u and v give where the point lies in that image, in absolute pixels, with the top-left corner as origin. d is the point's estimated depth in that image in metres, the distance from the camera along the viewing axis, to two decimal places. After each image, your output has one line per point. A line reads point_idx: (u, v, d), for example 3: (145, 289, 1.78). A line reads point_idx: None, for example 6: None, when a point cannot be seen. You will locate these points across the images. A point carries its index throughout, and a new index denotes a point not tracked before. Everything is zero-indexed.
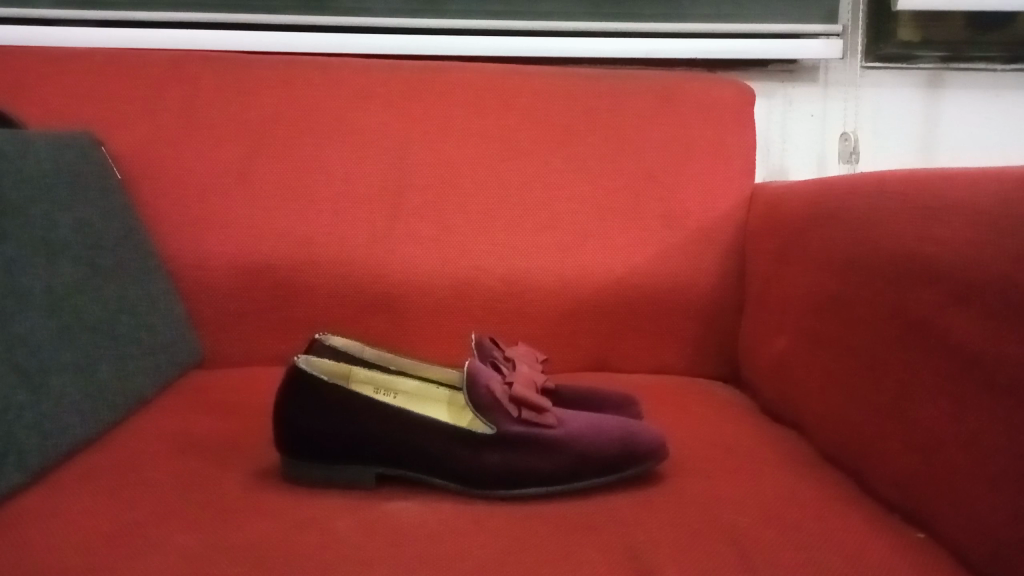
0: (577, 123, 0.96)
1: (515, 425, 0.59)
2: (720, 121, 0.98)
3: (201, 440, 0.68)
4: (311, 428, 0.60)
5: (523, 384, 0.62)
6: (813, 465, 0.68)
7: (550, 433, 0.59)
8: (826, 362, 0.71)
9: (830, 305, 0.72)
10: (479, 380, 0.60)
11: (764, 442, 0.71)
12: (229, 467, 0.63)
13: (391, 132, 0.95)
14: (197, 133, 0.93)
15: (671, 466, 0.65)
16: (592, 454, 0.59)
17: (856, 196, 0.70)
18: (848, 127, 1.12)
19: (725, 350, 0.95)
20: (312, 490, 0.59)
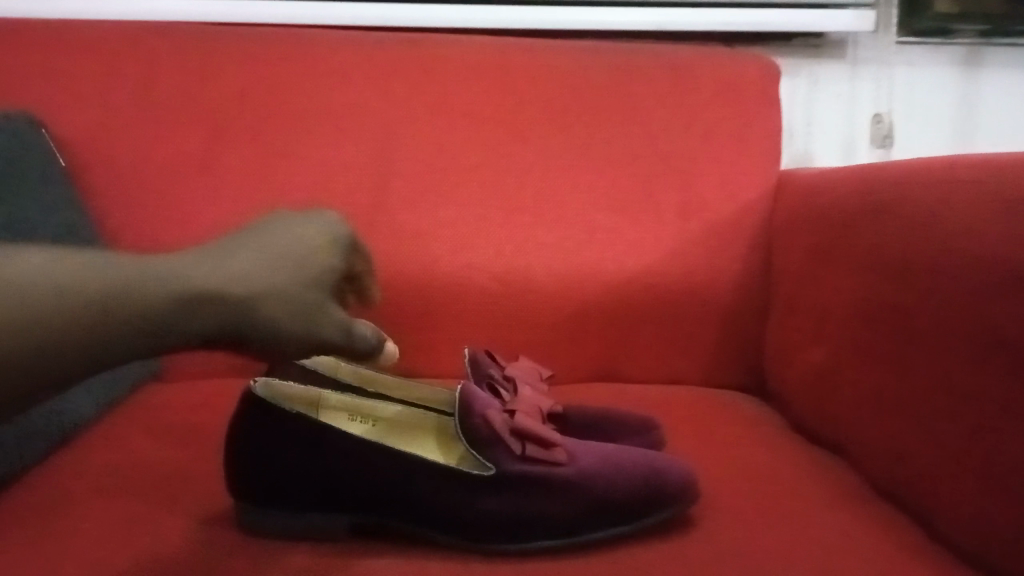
0: (583, 102, 0.86)
1: (519, 459, 0.49)
2: (743, 100, 0.87)
3: (146, 474, 0.58)
4: (271, 463, 0.51)
5: (527, 411, 0.52)
6: (865, 502, 0.58)
7: (561, 469, 0.49)
8: (875, 380, 0.61)
9: (881, 314, 0.62)
10: (475, 410, 0.50)
11: (803, 473, 0.61)
12: (175, 510, 0.53)
13: (374, 112, 0.84)
14: (153, 113, 0.82)
15: (702, 506, 0.55)
16: (611, 496, 0.49)
17: (914, 189, 0.61)
18: (879, 110, 1.02)
19: (749, 357, 0.85)
20: (274, 544, 0.49)
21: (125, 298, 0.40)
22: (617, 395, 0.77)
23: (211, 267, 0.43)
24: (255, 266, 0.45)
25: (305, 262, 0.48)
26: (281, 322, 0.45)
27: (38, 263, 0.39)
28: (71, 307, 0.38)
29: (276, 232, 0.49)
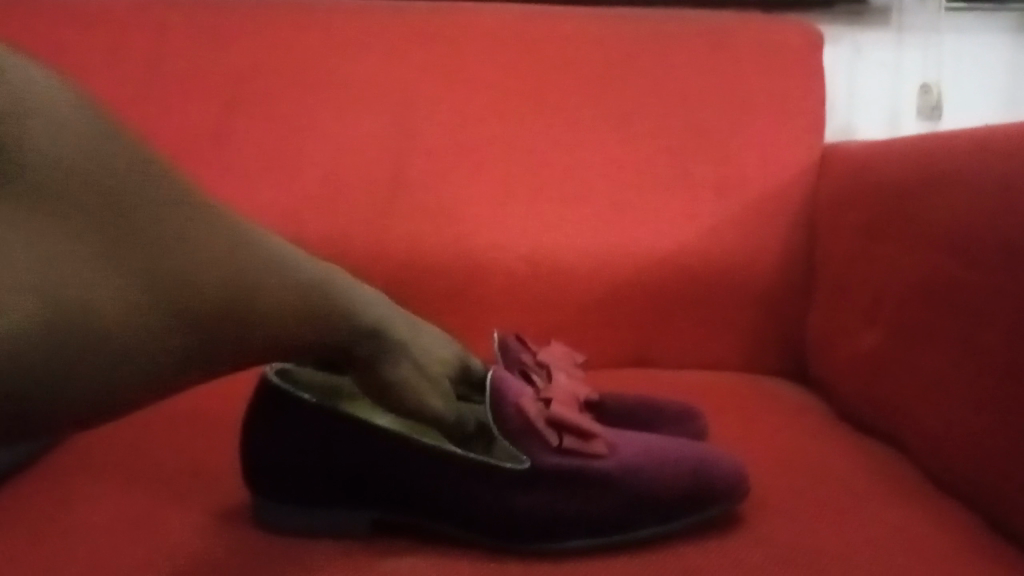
0: (614, 73, 0.81)
1: (554, 450, 0.46)
2: (784, 69, 0.82)
3: (158, 463, 0.55)
4: (288, 454, 0.47)
5: (563, 400, 0.49)
6: (928, 495, 0.54)
7: (600, 462, 0.46)
8: (935, 367, 0.57)
9: (945, 296, 0.58)
10: (507, 398, 0.47)
11: (858, 466, 0.57)
12: (189, 503, 0.50)
13: (396, 85, 0.80)
14: (165, 86, 0.78)
15: (753, 504, 0.51)
16: (656, 491, 0.46)
17: (985, 161, 0.56)
18: (928, 80, 0.96)
19: (791, 342, 0.80)
20: (293, 541, 0.46)
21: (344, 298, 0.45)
22: (653, 381, 0.73)
23: (390, 308, 0.49)
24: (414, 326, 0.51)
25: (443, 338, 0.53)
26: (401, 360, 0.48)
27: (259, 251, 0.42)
28: (285, 289, 0.42)
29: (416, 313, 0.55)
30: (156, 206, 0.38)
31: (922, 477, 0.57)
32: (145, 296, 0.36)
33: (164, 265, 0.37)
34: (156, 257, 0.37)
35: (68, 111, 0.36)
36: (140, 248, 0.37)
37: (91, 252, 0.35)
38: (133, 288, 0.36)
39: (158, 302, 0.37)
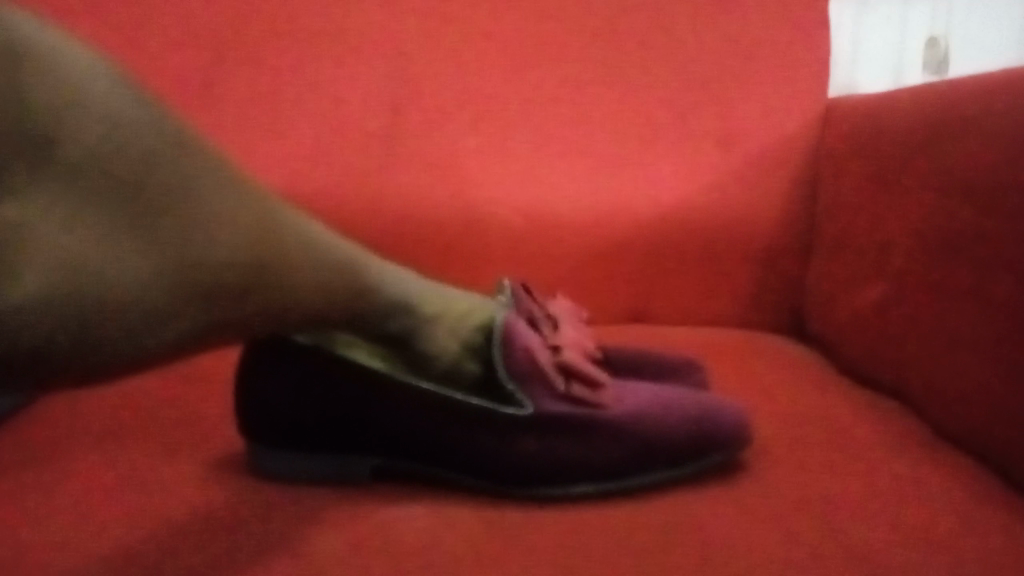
0: (616, 22, 0.79)
1: (560, 393, 0.46)
2: (790, 21, 0.81)
3: (149, 414, 0.54)
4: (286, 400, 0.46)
5: (570, 348, 0.48)
6: (934, 449, 0.53)
7: (606, 408, 0.46)
8: (947, 318, 0.56)
9: (960, 246, 0.57)
10: (514, 343, 0.47)
11: (864, 421, 0.56)
12: (184, 453, 0.49)
13: (392, 32, 0.77)
14: (151, 31, 0.76)
15: (759, 454, 0.50)
16: (659, 438, 0.45)
17: (1001, 105, 0.54)
18: (934, 33, 0.95)
19: (791, 299, 0.80)
20: (292, 489, 0.45)
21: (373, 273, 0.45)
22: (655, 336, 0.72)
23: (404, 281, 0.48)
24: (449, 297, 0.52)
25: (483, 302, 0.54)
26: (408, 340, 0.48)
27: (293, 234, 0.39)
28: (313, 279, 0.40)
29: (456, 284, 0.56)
30: (202, 183, 0.34)
31: (928, 431, 0.56)
32: (182, 282, 0.33)
33: (207, 252, 0.34)
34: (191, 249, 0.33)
35: (110, 80, 0.30)
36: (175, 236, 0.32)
37: (127, 237, 0.31)
38: (170, 284, 0.32)
39: (195, 298, 0.33)
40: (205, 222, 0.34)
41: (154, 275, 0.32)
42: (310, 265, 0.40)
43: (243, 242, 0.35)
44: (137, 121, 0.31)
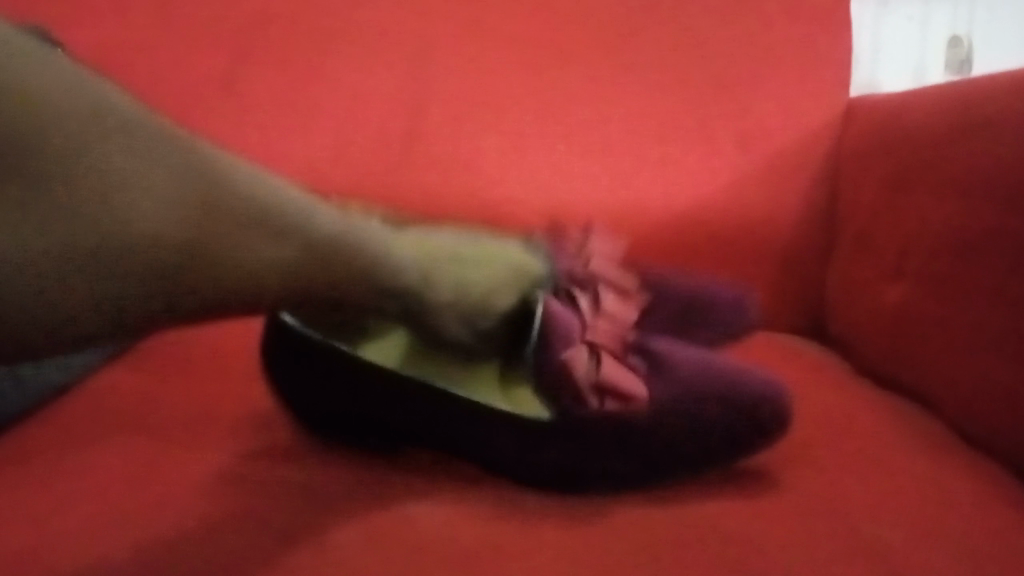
0: (635, 22, 0.79)
1: (593, 401, 0.47)
2: (811, 21, 0.80)
3: (169, 404, 0.55)
4: (316, 376, 0.51)
5: (610, 352, 0.49)
6: (956, 451, 0.52)
7: (637, 410, 0.47)
8: (968, 316, 0.56)
9: (980, 243, 0.56)
10: (553, 356, 0.49)
11: (883, 421, 0.56)
12: (202, 442, 0.50)
13: (412, 33, 0.78)
14: (171, 29, 0.76)
15: (774, 450, 0.50)
16: (690, 415, 0.48)
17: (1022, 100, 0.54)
18: (958, 32, 0.94)
19: (811, 300, 0.79)
20: (310, 477, 0.46)
21: (369, 253, 0.42)
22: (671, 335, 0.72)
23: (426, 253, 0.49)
24: (479, 274, 0.53)
25: (514, 279, 0.55)
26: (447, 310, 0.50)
27: (272, 197, 0.38)
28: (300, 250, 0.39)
29: (491, 243, 0.57)
30: (154, 158, 0.33)
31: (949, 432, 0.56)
32: (124, 261, 0.32)
33: (155, 229, 0.33)
34: (142, 223, 0.33)
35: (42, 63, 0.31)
36: (124, 212, 0.32)
37: (70, 220, 0.31)
38: (125, 263, 0.32)
39: (150, 279, 0.33)
40: (160, 199, 0.33)
41: (72, 245, 0.31)
42: (267, 245, 0.37)
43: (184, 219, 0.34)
44: (62, 93, 0.31)
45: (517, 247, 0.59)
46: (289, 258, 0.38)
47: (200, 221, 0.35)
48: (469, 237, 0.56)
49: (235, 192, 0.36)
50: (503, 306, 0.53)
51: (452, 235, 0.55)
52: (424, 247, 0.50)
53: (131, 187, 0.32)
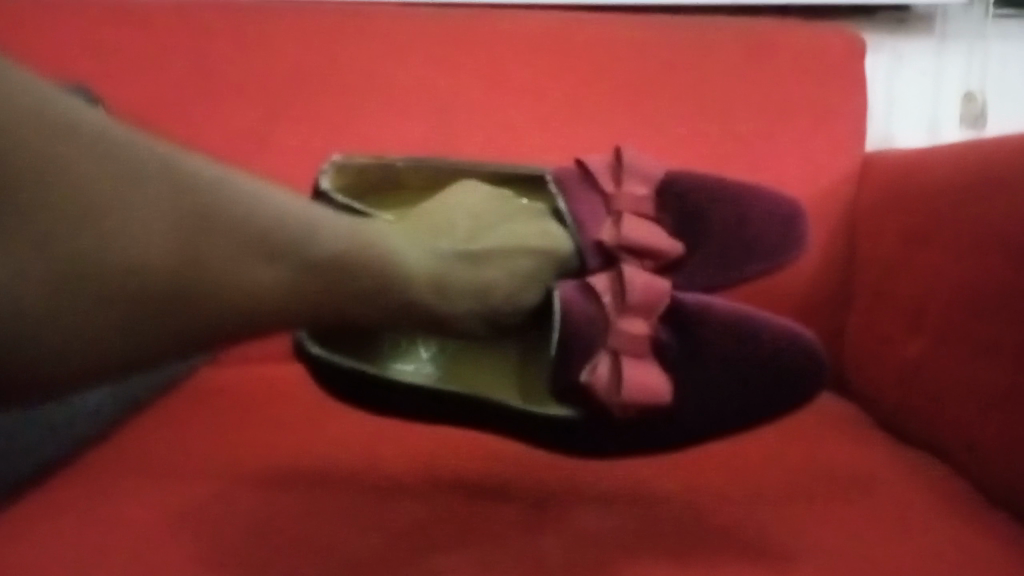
0: (653, 81, 0.81)
1: (618, 410, 0.55)
2: (826, 78, 0.82)
3: (231, 461, 0.62)
4: (345, 382, 0.57)
5: (631, 360, 0.56)
6: (982, 515, 0.56)
7: (660, 407, 0.55)
8: (988, 376, 0.59)
9: (999, 303, 0.59)
10: (580, 379, 0.56)
11: (908, 488, 0.59)
12: (264, 498, 0.57)
13: (440, 92, 0.80)
14: (206, 88, 0.79)
15: (776, 506, 0.56)
16: (730, 376, 0.57)
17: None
18: (970, 88, 0.96)
19: (834, 356, 0.78)
20: (360, 534, 0.53)
21: (368, 279, 0.50)
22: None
23: (424, 258, 0.55)
24: (490, 273, 0.59)
25: (539, 277, 0.61)
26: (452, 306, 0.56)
27: (256, 217, 0.46)
28: (287, 260, 0.47)
29: (526, 230, 0.63)
30: (146, 199, 0.42)
31: (972, 492, 0.59)
32: (136, 290, 0.42)
33: (158, 260, 0.42)
34: (146, 255, 0.42)
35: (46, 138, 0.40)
36: (130, 247, 0.41)
37: (88, 261, 0.40)
38: (139, 290, 0.42)
39: (161, 300, 0.43)
40: (156, 232, 0.42)
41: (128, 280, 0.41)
42: (252, 261, 0.45)
43: (208, 255, 0.44)
44: (64, 160, 0.40)
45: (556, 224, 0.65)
46: (294, 283, 0.47)
47: (224, 257, 0.44)
48: (505, 227, 0.63)
49: (223, 219, 0.45)
50: (523, 305, 0.60)
51: (492, 226, 0.62)
52: (452, 261, 0.57)
53: (148, 226, 0.42)
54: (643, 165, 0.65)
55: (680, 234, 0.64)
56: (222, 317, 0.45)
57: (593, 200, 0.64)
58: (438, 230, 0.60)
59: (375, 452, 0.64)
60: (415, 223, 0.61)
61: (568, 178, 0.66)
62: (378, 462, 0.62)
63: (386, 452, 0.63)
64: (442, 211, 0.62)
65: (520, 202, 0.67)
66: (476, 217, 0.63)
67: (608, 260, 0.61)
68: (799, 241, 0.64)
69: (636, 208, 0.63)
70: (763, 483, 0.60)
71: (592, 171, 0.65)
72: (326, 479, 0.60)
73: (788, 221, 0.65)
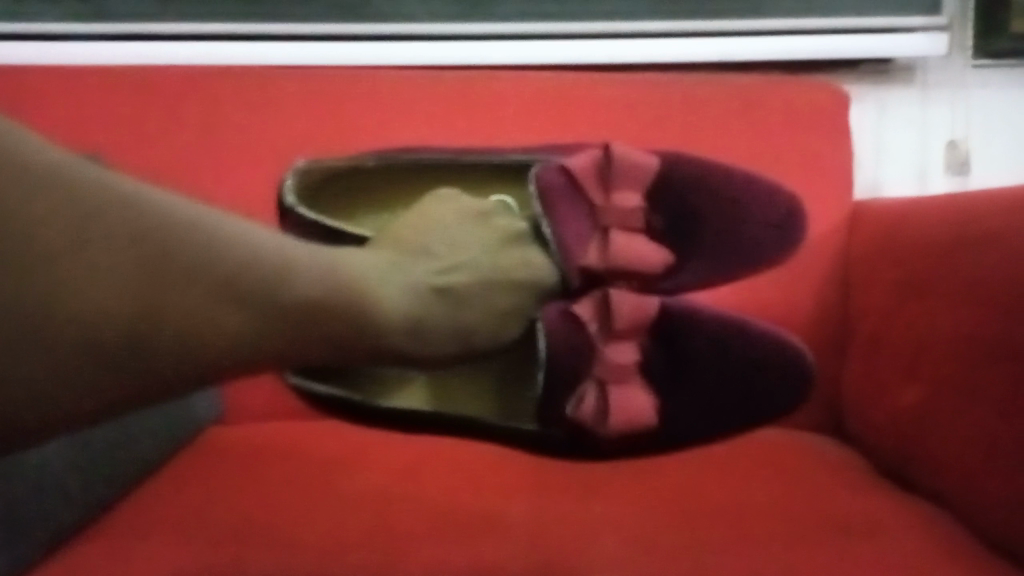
0: (647, 137, 0.84)
1: (607, 435, 0.73)
2: (816, 130, 0.84)
3: (248, 532, 0.63)
4: (345, 403, 0.76)
5: (616, 382, 0.74)
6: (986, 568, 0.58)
7: (647, 426, 0.74)
8: (987, 426, 0.61)
9: (997, 356, 0.61)
10: (580, 409, 0.74)
11: (911, 540, 0.62)
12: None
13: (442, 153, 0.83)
14: (215, 156, 0.81)
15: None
16: (714, 380, 0.76)
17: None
18: (955, 135, 0.99)
19: (829, 400, 0.81)
20: None
21: (330, 325, 0.58)
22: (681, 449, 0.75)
23: (407, 299, 0.65)
24: (468, 311, 0.70)
25: (509, 308, 0.73)
26: (423, 346, 0.66)
27: (215, 265, 0.52)
28: (245, 305, 0.53)
29: (503, 260, 0.73)
30: (107, 255, 0.49)
31: (974, 539, 0.62)
32: (102, 341, 0.49)
33: (122, 313, 0.49)
34: (110, 309, 0.49)
35: (13, 203, 0.46)
36: (96, 301, 0.48)
37: (57, 314, 0.47)
38: (105, 338, 0.49)
39: (128, 347, 0.50)
40: (115, 286, 0.49)
41: (106, 330, 0.49)
42: (212, 311, 0.52)
43: (177, 308, 0.51)
44: (30, 224, 0.46)
45: (538, 252, 0.76)
46: (257, 330, 0.54)
47: (191, 309, 0.51)
48: (483, 255, 0.72)
49: (186, 272, 0.51)
50: (491, 332, 0.71)
51: (471, 253, 0.72)
52: (427, 292, 0.68)
53: (108, 281, 0.49)
54: (628, 173, 0.76)
55: (671, 230, 0.78)
56: (185, 361, 0.52)
57: (581, 214, 0.75)
58: (418, 256, 0.70)
59: (385, 510, 0.65)
60: (400, 246, 0.70)
61: (555, 187, 0.75)
62: (392, 517, 0.64)
63: (400, 506, 0.65)
64: (424, 231, 0.72)
65: (499, 221, 0.76)
66: (457, 243, 0.72)
67: (592, 281, 0.75)
68: (797, 237, 0.77)
69: (622, 222, 0.75)
70: (769, 533, 0.62)
71: (579, 180, 0.75)
72: (345, 538, 0.62)
73: (784, 219, 0.77)
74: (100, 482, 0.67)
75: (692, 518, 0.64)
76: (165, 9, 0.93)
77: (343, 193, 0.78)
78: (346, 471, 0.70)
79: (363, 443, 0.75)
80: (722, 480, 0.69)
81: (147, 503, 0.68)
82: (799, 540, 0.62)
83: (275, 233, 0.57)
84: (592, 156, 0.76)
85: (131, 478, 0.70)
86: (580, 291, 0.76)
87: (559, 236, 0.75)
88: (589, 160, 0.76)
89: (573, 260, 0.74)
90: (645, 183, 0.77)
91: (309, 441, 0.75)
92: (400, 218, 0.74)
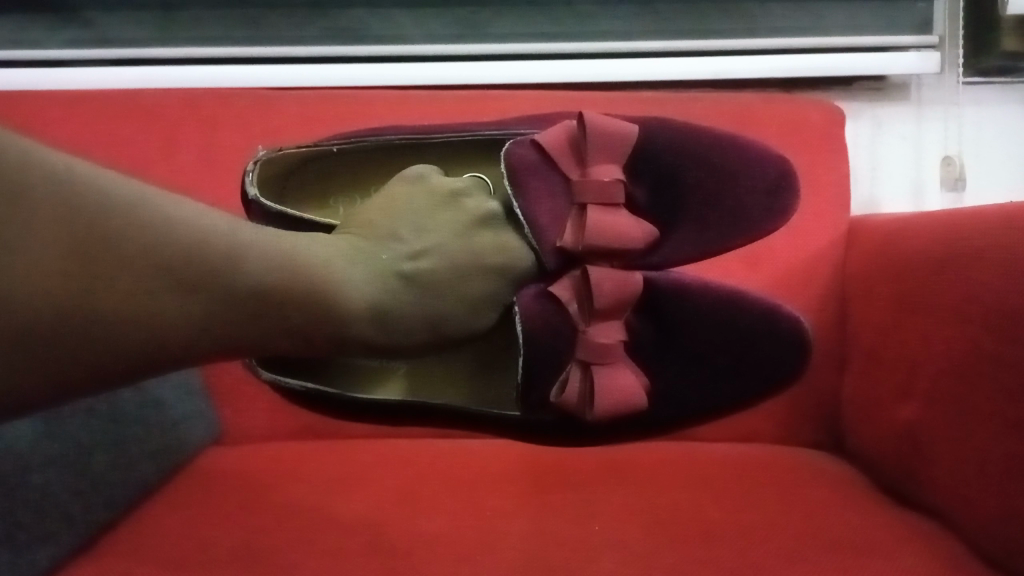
0: None
1: (593, 418, 0.73)
2: (809, 144, 0.84)
3: (245, 556, 0.62)
4: (315, 397, 0.73)
5: (599, 361, 0.72)
6: None
7: (631, 407, 0.73)
8: (975, 439, 0.62)
9: (983, 368, 0.62)
10: (564, 392, 0.73)
11: (912, 559, 0.61)
12: None
13: None
14: (211, 174, 0.81)
15: None
16: (705, 357, 0.77)
17: (1015, 241, 0.60)
18: (949, 151, 1.00)
19: (828, 414, 0.81)
20: None
21: (294, 314, 0.56)
22: (680, 467, 0.74)
23: (379, 290, 0.64)
24: (438, 299, 0.68)
25: (481, 294, 0.70)
26: (392, 338, 0.65)
27: (174, 249, 0.50)
28: (205, 291, 0.51)
29: (475, 245, 0.71)
30: (57, 240, 0.45)
31: (973, 557, 0.62)
32: (48, 329, 0.46)
33: (73, 300, 0.46)
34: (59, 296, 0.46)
35: None
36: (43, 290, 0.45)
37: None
38: (50, 329, 0.46)
39: (77, 337, 0.47)
40: (66, 271, 0.46)
41: (39, 313, 0.45)
42: (168, 296, 0.50)
43: (129, 295, 0.48)
44: None
45: (511, 235, 0.73)
46: (214, 318, 0.52)
47: (137, 294, 0.48)
48: (452, 239, 0.70)
49: (141, 258, 0.48)
50: (464, 319, 0.69)
51: (440, 238, 0.70)
52: (394, 279, 0.66)
53: (56, 269, 0.45)
54: (603, 144, 0.73)
55: (660, 195, 0.76)
56: (128, 350, 0.49)
57: (557, 190, 0.73)
58: (387, 245, 0.68)
59: (386, 530, 0.65)
60: (366, 232, 0.68)
61: (527, 164, 0.73)
62: (391, 537, 0.64)
63: (398, 526, 0.65)
64: (390, 218, 0.69)
65: (470, 203, 0.73)
66: (427, 228, 0.70)
67: (569, 261, 0.72)
68: (788, 203, 0.77)
69: (599, 197, 0.72)
70: (766, 552, 0.62)
71: (551, 156, 0.73)
72: (343, 561, 0.61)
73: (777, 181, 0.77)
74: (99, 504, 0.66)
75: (690, 536, 0.64)
76: (166, 37, 0.95)
77: (313, 178, 0.77)
78: (345, 492, 0.70)
79: (362, 463, 0.74)
80: (722, 497, 0.69)
81: (148, 524, 0.68)
82: (797, 561, 0.61)
83: (231, 217, 0.55)
84: (564, 130, 0.74)
85: (131, 498, 0.70)
86: (557, 271, 0.73)
87: (534, 217, 0.72)
88: (561, 134, 0.74)
89: (549, 240, 0.72)
90: (621, 154, 0.74)
91: (309, 460, 0.75)
92: (365, 205, 0.71)
